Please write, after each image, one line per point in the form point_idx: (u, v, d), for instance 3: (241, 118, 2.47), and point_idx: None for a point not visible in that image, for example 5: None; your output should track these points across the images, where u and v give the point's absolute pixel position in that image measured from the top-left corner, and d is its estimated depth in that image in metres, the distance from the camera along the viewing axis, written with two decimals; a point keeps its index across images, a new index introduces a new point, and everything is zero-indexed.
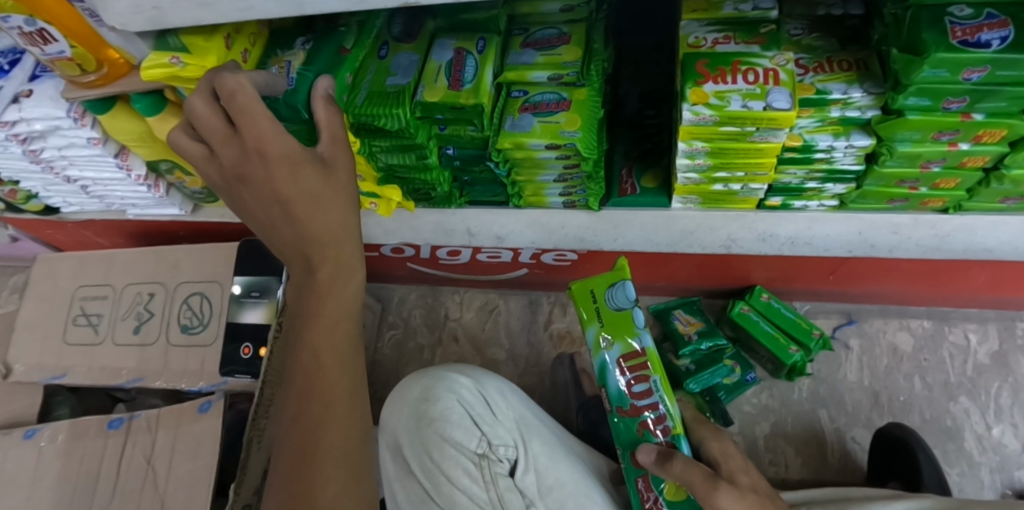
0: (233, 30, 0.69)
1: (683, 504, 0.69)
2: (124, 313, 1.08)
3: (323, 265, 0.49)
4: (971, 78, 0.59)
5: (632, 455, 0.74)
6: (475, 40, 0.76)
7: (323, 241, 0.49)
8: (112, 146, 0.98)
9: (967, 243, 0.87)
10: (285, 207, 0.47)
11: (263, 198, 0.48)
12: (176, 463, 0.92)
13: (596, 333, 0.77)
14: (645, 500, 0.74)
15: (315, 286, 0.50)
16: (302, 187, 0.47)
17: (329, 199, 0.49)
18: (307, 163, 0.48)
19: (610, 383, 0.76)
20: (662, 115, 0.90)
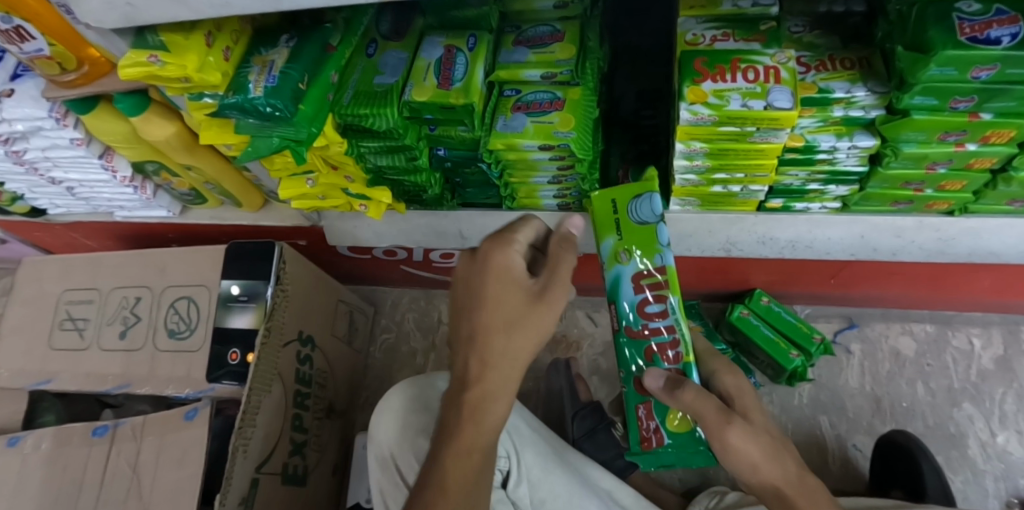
0: (214, 27, 0.67)
1: (686, 436, 0.68)
2: (110, 318, 1.05)
3: (493, 383, 0.53)
4: (979, 76, 0.57)
5: (637, 381, 0.70)
6: (465, 37, 0.74)
7: (492, 352, 0.53)
8: (97, 147, 0.95)
9: (972, 247, 0.85)
10: (483, 328, 0.53)
11: (472, 317, 0.54)
12: (162, 473, 0.89)
13: (614, 243, 0.72)
14: (642, 429, 0.70)
15: (473, 397, 0.53)
16: (505, 313, 0.54)
17: (522, 325, 0.54)
18: (514, 294, 0.55)
19: (622, 296, 0.71)
20: (659, 115, 0.89)
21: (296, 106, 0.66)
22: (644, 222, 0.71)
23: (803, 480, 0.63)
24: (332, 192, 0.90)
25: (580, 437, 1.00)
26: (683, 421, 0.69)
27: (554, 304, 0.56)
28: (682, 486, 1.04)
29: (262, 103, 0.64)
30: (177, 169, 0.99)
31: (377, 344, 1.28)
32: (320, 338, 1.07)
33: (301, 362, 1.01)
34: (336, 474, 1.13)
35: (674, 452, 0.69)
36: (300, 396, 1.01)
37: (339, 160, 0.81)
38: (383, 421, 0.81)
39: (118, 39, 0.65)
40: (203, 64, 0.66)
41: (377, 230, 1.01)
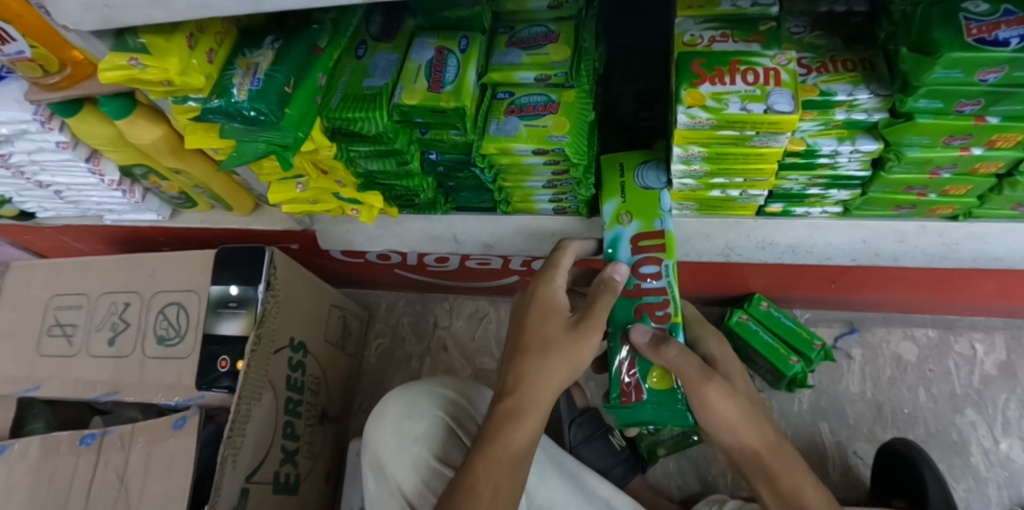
0: (197, 29, 0.65)
1: (666, 393, 0.66)
2: (98, 323, 1.04)
3: (528, 401, 0.59)
4: (986, 79, 0.56)
5: (623, 336, 0.70)
6: (457, 38, 0.72)
7: (533, 367, 0.59)
8: (83, 150, 0.93)
9: (977, 252, 0.83)
10: (525, 349, 0.61)
11: (516, 341, 0.62)
12: (149, 483, 0.87)
13: (615, 205, 0.77)
14: (622, 384, 0.68)
15: (507, 409, 0.59)
16: (544, 335, 0.61)
17: (560, 348, 0.60)
18: (552, 322, 0.62)
19: (619, 254, 0.74)
20: (656, 117, 0.86)
21: (282, 110, 0.64)
22: (646, 188, 0.77)
23: (780, 448, 0.61)
24: (323, 196, 0.88)
25: (578, 443, 0.99)
26: (665, 375, 0.66)
27: (590, 338, 0.61)
28: (680, 495, 1.02)
29: (246, 106, 0.62)
30: (166, 173, 0.97)
31: (371, 348, 1.26)
32: (313, 345, 1.06)
33: (292, 369, 0.99)
34: (329, 482, 1.12)
35: (656, 409, 0.66)
36: (291, 403, 0.99)
37: (328, 164, 0.79)
38: (377, 428, 0.76)
39: (98, 42, 0.63)
40: (186, 67, 0.64)
41: (369, 234, 0.99)
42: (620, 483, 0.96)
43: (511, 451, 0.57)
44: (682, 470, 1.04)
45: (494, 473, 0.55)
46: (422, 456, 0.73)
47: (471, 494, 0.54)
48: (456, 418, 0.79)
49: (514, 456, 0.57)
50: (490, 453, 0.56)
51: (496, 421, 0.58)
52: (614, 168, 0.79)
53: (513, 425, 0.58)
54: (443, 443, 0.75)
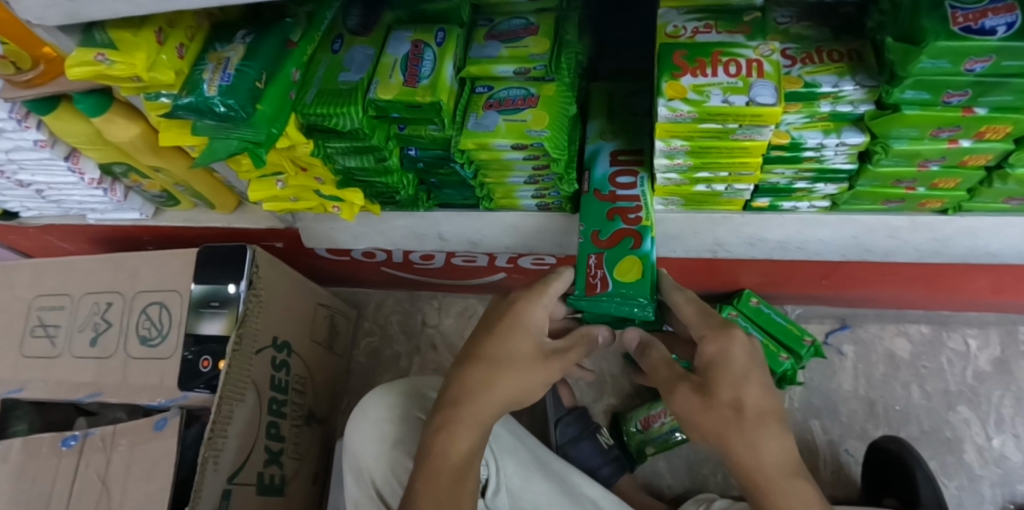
0: (166, 24, 0.63)
1: (629, 286, 0.68)
2: (81, 324, 1.02)
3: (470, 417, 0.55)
4: (974, 69, 0.54)
5: (593, 233, 0.73)
6: (434, 31, 0.70)
7: (480, 387, 0.56)
8: (62, 148, 0.91)
9: (968, 247, 0.82)
10: (482, 361, 0.57)
11: (476, 351, 0.58)
12: (131, 485, 0.86)
13: (598, 125, 0.80)
14: (589, 276, 0.70)
15: (449, 417, 0.55)
16: (507, 353, 0.57)
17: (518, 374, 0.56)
18: (519, 343, 0.58)
19: (597, 166, 0.78)
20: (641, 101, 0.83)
21: (253, 106, 0.63)
22: (632, 144, 0.79)
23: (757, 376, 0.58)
24: (304, 193, 0.86)
25: (565, 442, 0.98)
26: (629, 271, 0.69)
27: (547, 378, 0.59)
28: (670, 494, 1.01)
29: (216, 102, 0.61)
30: (146, 171, 0.95)
31: (359, 347, 1.25)
32: (298, 344, 1.04)
33: (276, 369, 0.98)
34: (316, 483, 1.11)
35: (617, 303, 0.68)
36: (276, 403, 0.98)
37: (307, 162, 0.78)
38: (356, 431, 0.74)
39: (65, 36, 0.61)
40: (155, 62, 0.62)
41: (353, 232, 0.98)
42: (608, 482, 0.95)
43: (441, 466, 0.53)
44: (673, 469, 1.03)
45: (427, 488, 0.52)
46: (398, 458, 0.72)
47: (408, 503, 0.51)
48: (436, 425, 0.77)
49: (447, 471, 0.53)
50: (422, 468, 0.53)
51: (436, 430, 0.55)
52: (603, 96, 0.83)
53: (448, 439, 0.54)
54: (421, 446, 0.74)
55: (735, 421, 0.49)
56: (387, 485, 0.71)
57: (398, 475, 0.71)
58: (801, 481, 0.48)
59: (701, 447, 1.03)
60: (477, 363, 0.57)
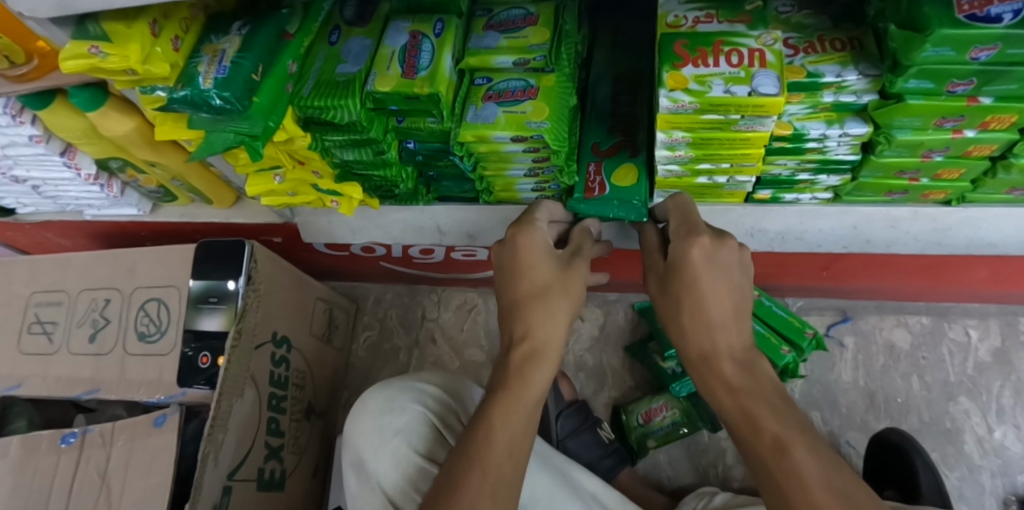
0: (160, 15, 0.62)
1: (627, 190, 0.75)
2: (79, 320, 1.02)
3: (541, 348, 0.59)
4: (979, 57, 0.53)
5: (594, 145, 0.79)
6: (432, 22, 0.69)
7: (537, 320, 0.60)
8: (57, 143, 0.90)
9: (970, 237, 0.81)
10: (526, 298, 0.61)
11: (518, 297, 0.62)
12: (130, 481, 0.86)
13: (600, 56, 0.85)
14: (588, 181, 0.77)
15: (522, 354, 0.59)
16: (542, 282, 0.62)
17: (560, 294, 0.62)
18: (546, 268, 0.63)
19: (599, 88, 0.83)
20: (637, 103, 0.81)
21: (249, 98, 0.62)
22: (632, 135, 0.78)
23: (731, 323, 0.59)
24: (302, 187, 0.86)
25: (566, 436, 0.97)
26: (626, 176, 0.76)
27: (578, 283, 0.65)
28: (671, 486, 1.01)
29: (211, 94, 0.60)
30: (143, 166, 0.94)
31: (358, 342, 1.25)
32: (298, 339, 1.04)
33: (276, 364, 0.98)
34: (316, 477, 1.11)
35: (615, 205, 0.75)
36: (275, 399, 0.97)
37: (305, 155, 0.77)
38: (358, 423, 0.76)
39: (58, 29, 0.60)
40: (150, 55, 0.61)
41: (351, 226, 0.97)
42: (608, 475, 0.95)
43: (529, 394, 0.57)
44: (673, 461, 1.03)
45: (507, 413, 0.55)
46: (400, 448, 0.70)
47: (489, 439, 0.53)
48: (444, 418, 0.76)
49: (526, 400, 0.56)
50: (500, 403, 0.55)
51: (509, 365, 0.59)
52: (600, 88, 0.82)
53: (529, 372, 0.57)
54: (425, 437, 0.72)
55: (676, 311, 0.58)
56: (392, 475, 0.69)
57: (401, 464, 0.69)
58: (725, 367, 0.54)
59: (702, 439, 1.03)
60: (528, 302, 0.61)
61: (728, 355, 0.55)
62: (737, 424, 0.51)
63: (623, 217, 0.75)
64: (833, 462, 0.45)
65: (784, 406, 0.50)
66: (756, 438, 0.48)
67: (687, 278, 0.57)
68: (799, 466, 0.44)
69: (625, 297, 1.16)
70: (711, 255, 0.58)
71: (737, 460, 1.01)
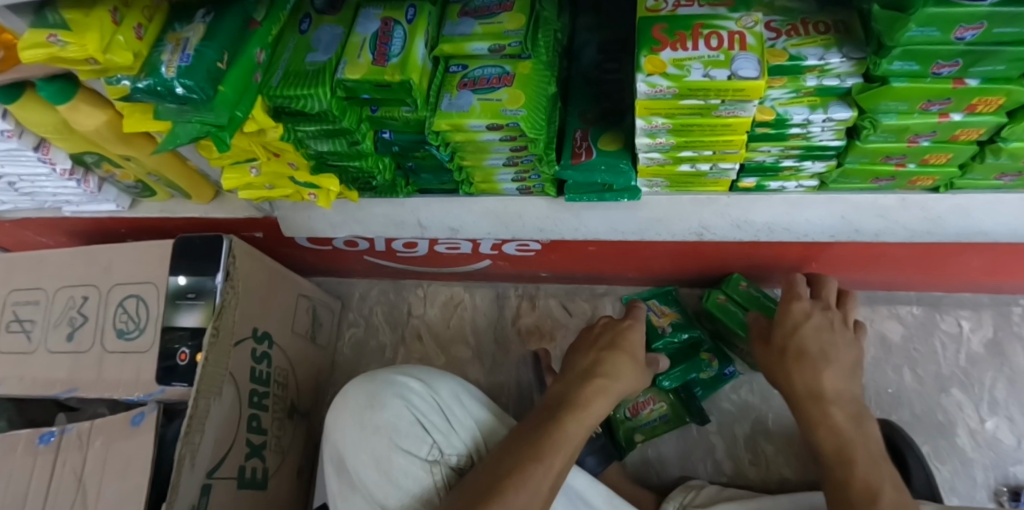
0: (120, 3, 0.60)
1: (614, 152, 0.74)
2: (56, 319, 1.00)
3: (613, 388, 0.69)
4: (964, 37, 0.52)
5: (580, 112, 0.78)
6: (404, 8, 0.67)
7: (616, 374, 0.71)
8: (30, 138, 0.88)
9: (960, 226, 0.79)
10: (628, 349, 0.75)
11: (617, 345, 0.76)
12: (106, 483, 0.84)
13: (586, 21, 0.83)
14: (575, 146, 0.76)
15: (599, 385, 0.68)
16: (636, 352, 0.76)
17: (640, 372, 0.75)
18: (641, 339, 0.78)
19: (584, 54, 0.81)
20: (623, 69, 0.80)
21: (215, 88, 0.60)
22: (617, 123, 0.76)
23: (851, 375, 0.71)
24: (278, 180, 0.84)
25: None
26: (613, 141, 0.75)
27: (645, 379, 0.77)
28: (660, 482, 1.00)
29: (174, 83, 0.58)
30: (117, 160, 0.92)
31: (344, 338, 1.23)
32: (280, 335, 1.03)
33: (256, 361, 0.96)
34: (301, 476, 1.09)
35: (602, 171, 0.74)
36: (256, 396, 0.96)
37: (278, 147, 0.75)
38: (338, 420, 0.73)
39: (14, 17, 0.58)
40: (111, 44, 0.59)
41: (332, 220, 0.95)
42: (592, 472, 0.93)
43: (587, 415, 0.64)
44: (663, 458, 1.01)
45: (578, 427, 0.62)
46: (382, 446, 0.68)
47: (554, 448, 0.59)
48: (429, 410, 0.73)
49: (583, 416, 0.63)
50: (574, 414, 0.63)
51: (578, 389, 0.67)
52: (582, 75, 0.80)
53: (600, 390, 0.67)
54: (409, 438, 0.69)
55: (781, 357, 0.76)
56: (373, 473, 0.68)
57: (383, 465, 0.68)
58: (834, 411, 0.67)
59: (691, 436, 1.02)
60: (625, 347, 0.75)
61: (826, 392, 0.69)
62: (836, 465, 0.62)
63: (610, 182, 0.75)
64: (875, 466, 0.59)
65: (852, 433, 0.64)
66: (831, 455, 0.63)
67: (790, 330, 0.77)
68: (873, 484, 0.57)
69: (613, 290, 1.14)
70: (810, 315, 0.78)
71: (727, 455, 1.00)
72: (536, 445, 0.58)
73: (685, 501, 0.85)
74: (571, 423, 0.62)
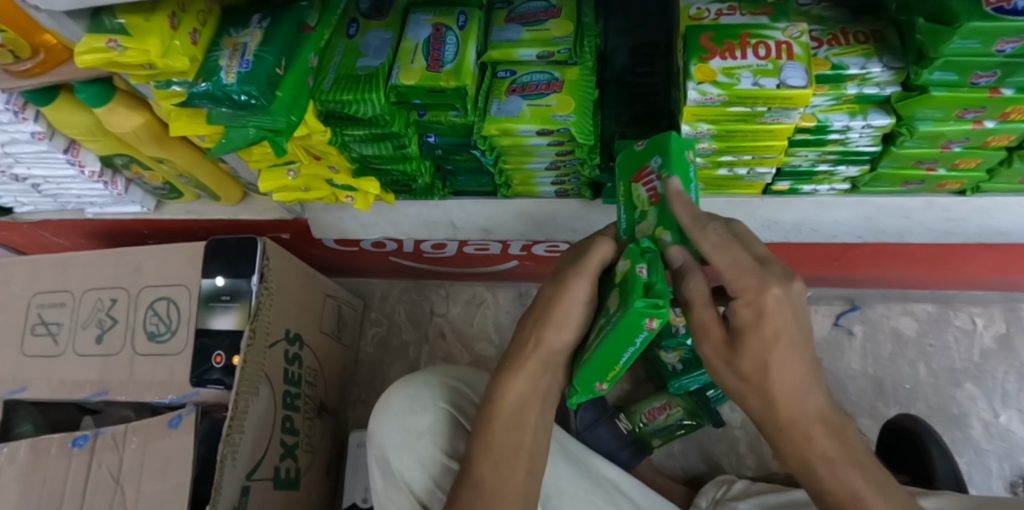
0: (178, 7, 0.60)
1: None
2: (84, 321, 0.99)
3: (531, 365, 0.57)
4: (1005, 50, 0.54)
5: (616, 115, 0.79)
6: (454, 14, 0.68)
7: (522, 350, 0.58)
8: (60, 140, 0.87)
9: (982, 226, 0.82)
10: (533, 310, 0.58)
11: (532, 304, 0.59)
12: (145, 484, 0.84)
13: (617, 26, 0.84)
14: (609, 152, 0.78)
15: (512, 357, 0.58)
16: (540, 309, 0.56)
17: (545, 321, 0.55)
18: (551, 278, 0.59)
19: (617, 59, 0.82)
20: (656, 73, 0.81)
21: (272, 92, 0.61)
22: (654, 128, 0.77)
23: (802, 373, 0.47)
24: (315, 183, 0.84)
25: (584, 429, 0.97)
26: None
27: (575, 285, 0.53)
28: (685, 475, 1.03)
29: (235, 89, 0.59)
30: (149, 162, 0.92)
31: (366, 338, 1.24)
32: (309, 336, 1.03)
33: (289, 362, 0.97)
34: (329, 474, 1.10)
35: None
36: (289, 397, 0.97)
37: (321, 150, 0.76)
38: (380, 423, 0.72)
39: (72, 22, 0.57)
40: (168, 48, 0.59)
41: (363, 221, 0.96)
42: (626, 465, 0.96)
43: (504, 410, 0.57)
44: (687, 452, 1.04)
45: (505, 437, 0.57)
46: (428, 450, 0.70)
47: (471, 473, 0.57)
48: (461, 408, 0.75)
49: (505, 416, 0.57)
50: (496, 419, 0.57)
51: (495, 384, 0.59)
52: (614, 79, 0.82)
53: (511, 377, 0.58)
54: (451, 437, 0.72)
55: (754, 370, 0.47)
56: (417, 476, 0.69)
57: (428, 467, 0.69)
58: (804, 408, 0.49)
59: (714, 430, 1.05)
60: (535, 314, 0.57)
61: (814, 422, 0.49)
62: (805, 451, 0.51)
63: None
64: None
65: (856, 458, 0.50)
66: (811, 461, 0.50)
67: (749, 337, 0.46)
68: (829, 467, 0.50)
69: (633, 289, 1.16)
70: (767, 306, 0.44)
71: (749, 449, 1.03)
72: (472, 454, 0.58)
73: (718, 494, 0.86)
74: (498, 434, 0.57)
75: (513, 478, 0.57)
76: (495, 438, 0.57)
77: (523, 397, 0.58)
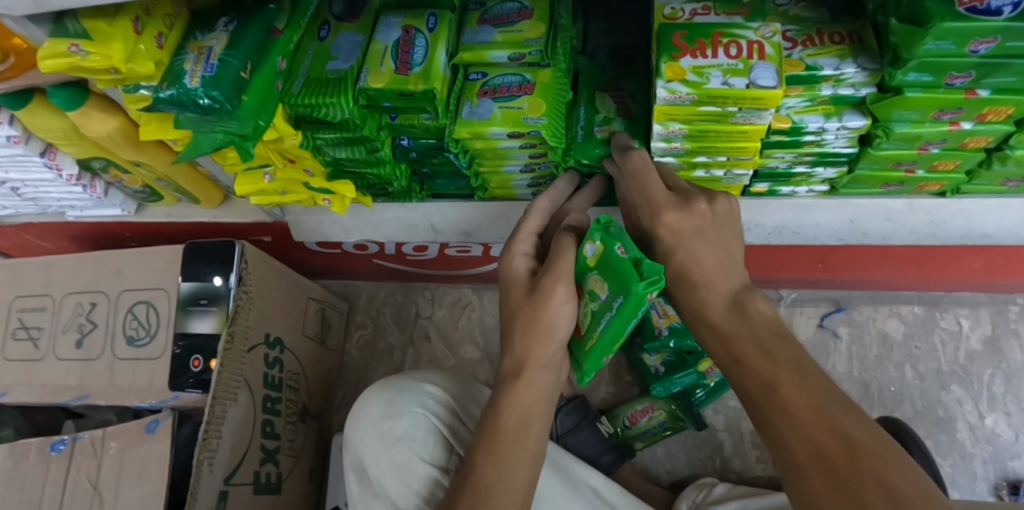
0: (143, 12, 0.60)
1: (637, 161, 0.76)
2: (64, 326, 0.99)
3: (537, 373, 0.56)
4: (978, 50, 0.53)
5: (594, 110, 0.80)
6: (425, 16, 0.68)
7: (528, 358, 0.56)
8: (36, 144, 0.86)
9: (965, 228, 0.82)
10: (518, 322, 0.57)
11: (513, 317, 0.57)
12: (123, 490, 0.84)
13: (596, 25, 0.83)
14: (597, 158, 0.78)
15: (510, 372, 0.57)
16: (524, 319, 0.56)
17: (534, 330, 0.55)
18: (524, 287, 0.58)
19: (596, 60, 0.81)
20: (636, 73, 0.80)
21: (238, 97, 0.60)
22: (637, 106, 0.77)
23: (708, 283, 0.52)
24: (292, 186, 0.84)
25: (565, 432, 0.97)
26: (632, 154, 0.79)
27: (556, 290, 0.55)
28: (669, 479, 1.02)
29: (200, 94, 0.58)
30: (127, 165, 0.91)
31: (352, 341, 1.24)
32: (292, 340, 1.03)
33: (269, 366, 0.97)
34: (312, 478, 1.10)
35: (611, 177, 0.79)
36: (270, 401, 0.96)
37: (296, 154, 0.76)
38: (357, 429, 0.72)
39: (33, 26, 0.55)
40: (133, 53, 0.59)
41: (343, 224, 0.96)
42: (608, 470, 0.95)
43: (512, 419, 0.54)
44: (672, 455, 1.04)
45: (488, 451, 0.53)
46: (404, 457, 0.68)
47: (464, 484, 0.53)
48: (450, 424, 0.74)
49: (483, 427, 0.55)
50: (501, 424, 0.54)
51: (494, 394, 0.57)
52: None
53: (513, 388, 0.55)
54: (430, 445, 0.70)
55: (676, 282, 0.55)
56: (395, 484, 0.67)
57: (405, 475, 0.67)
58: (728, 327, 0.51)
59: (699, 433, 1.04)
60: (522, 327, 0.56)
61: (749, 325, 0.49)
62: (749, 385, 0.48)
63: None
64: (822, 396, 0.41)
65: (779, 344, 0.47)
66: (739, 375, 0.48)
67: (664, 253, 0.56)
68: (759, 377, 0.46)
69: None
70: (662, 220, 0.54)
71: (734, 452, 1.03)
72: (476, 461, 0.53)
73: (698, 498, 0.85)
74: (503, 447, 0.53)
75: (519, 490, 0.52)
76: (497, 444, 0.53)
77: (527, 407, 0.55)
